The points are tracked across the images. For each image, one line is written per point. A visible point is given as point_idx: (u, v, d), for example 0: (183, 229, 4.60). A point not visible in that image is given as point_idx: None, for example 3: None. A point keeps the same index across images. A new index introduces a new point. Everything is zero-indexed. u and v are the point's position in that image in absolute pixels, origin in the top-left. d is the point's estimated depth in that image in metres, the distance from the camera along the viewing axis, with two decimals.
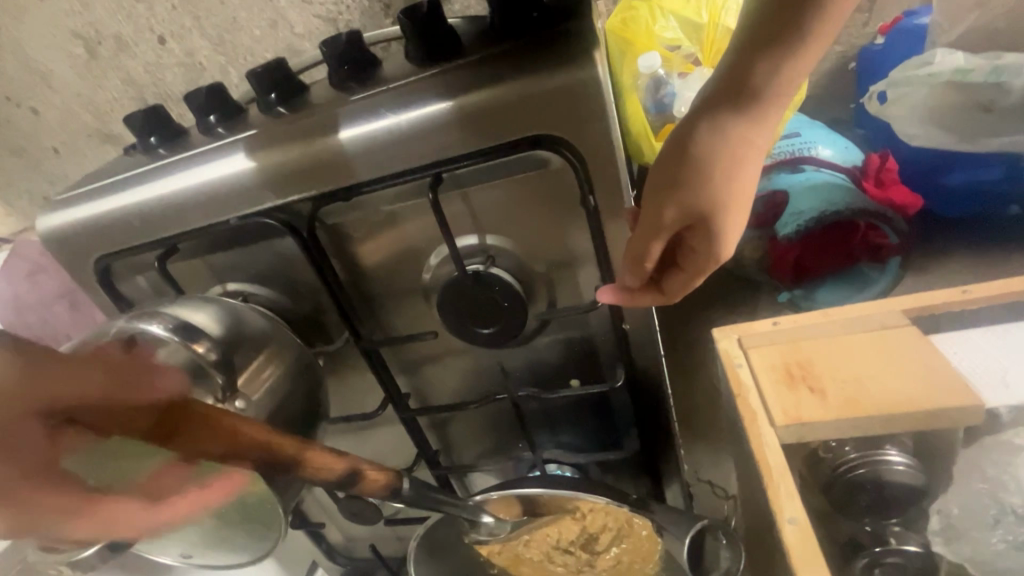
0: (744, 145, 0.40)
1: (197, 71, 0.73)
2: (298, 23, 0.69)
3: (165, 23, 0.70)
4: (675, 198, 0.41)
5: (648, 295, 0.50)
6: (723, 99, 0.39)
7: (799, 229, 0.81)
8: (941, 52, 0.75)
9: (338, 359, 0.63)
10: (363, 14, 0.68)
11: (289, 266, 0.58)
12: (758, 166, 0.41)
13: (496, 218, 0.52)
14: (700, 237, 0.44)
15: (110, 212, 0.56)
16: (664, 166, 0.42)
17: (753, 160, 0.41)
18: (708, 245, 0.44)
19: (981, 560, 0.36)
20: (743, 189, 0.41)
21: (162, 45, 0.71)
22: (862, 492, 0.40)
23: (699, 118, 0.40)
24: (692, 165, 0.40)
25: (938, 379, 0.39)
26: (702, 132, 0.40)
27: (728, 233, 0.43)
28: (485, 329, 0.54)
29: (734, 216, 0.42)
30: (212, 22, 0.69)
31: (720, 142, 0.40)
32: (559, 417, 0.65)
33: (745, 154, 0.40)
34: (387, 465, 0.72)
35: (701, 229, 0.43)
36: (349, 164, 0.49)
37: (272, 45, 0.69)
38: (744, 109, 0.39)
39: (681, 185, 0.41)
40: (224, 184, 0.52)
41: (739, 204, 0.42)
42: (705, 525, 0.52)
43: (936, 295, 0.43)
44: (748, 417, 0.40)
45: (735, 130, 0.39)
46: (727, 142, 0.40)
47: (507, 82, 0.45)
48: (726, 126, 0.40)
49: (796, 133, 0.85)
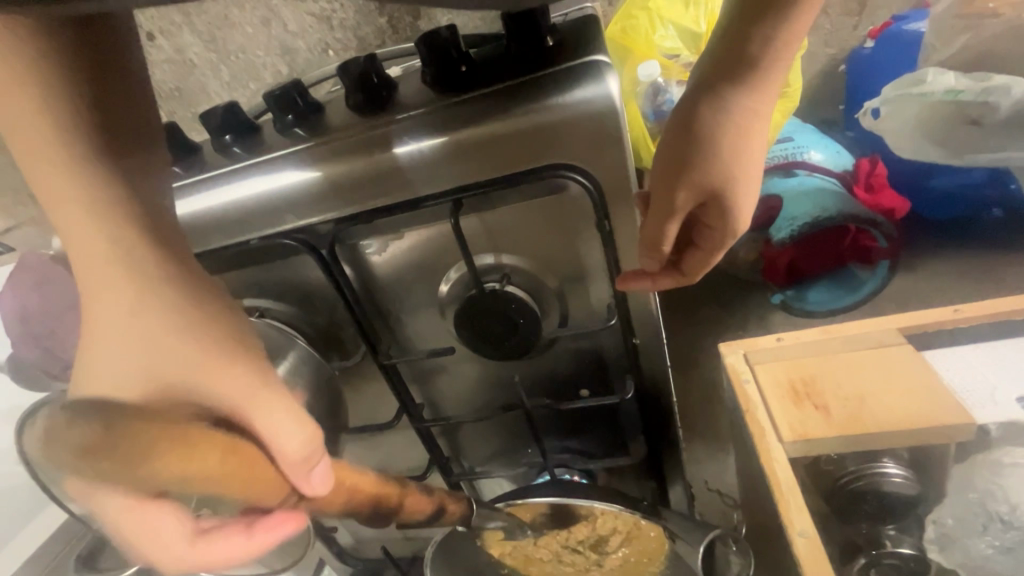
0: (746, 118, 0.43)
1: (186, 68, 0.79)
2: (292, 21, 0.77)
3: (155, 20, 0.76)
4: (687, 178, 0.44)
5: (668, 277, 0.51)
6: (721, 78, 0.42)
7: (791, 234, 0.96)
8: (936, 71, 0.77)
9: (353, 372, 0.64)
10: (355, 12, 0.77)
11: (306, 283, 0.59)
12: (761, 137, 0.44)
13: (513, 239, 0.54)
14: (715, 213, 0.47)
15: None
16: (672, 149, 0.44)
17: (756, 131, 0.44)
18: (722, 218, 0.47)
19: (971, 563, 0.40)
20: (749, 160, 0.44)
21: (151, 42, 0.77)
22: (863, 502, 0.43)
23: (700, 100, 0.43)
24: (700, 144, 0.43)
25: (934, 401, 0.42)
26: (705, 112, 0.43)
27: (741, 205, 0.46)
28: (502, 346, 0.56)
29: (744, 189, 0.45)
30: (202, 19, 0.76)
31: (724, 118, 0.43)
32: (569, 424, 0.67)
33: (747, 127, 0.43)
34: (401, 470, 0.73)
35: (714, 204, 0.46)
36: (370, 188, 0.51)
37: (264, 42, 0.78)
38: (742, 83, 0.42)
39: (692, 165, 0.44)
40: (244, 206, 0.53)
41: (747, 175, 0.45)
42: (717, 534, 0.55)
43: (928, 316, 0.46)
44: (757, 432, 0.43)
45: (736, 105, 0.42)
46: (730, 117, 0.43)
47: (525, 111, 0.47)
48: (727, 103, 0.42)
49: (791, 138, 0.99)
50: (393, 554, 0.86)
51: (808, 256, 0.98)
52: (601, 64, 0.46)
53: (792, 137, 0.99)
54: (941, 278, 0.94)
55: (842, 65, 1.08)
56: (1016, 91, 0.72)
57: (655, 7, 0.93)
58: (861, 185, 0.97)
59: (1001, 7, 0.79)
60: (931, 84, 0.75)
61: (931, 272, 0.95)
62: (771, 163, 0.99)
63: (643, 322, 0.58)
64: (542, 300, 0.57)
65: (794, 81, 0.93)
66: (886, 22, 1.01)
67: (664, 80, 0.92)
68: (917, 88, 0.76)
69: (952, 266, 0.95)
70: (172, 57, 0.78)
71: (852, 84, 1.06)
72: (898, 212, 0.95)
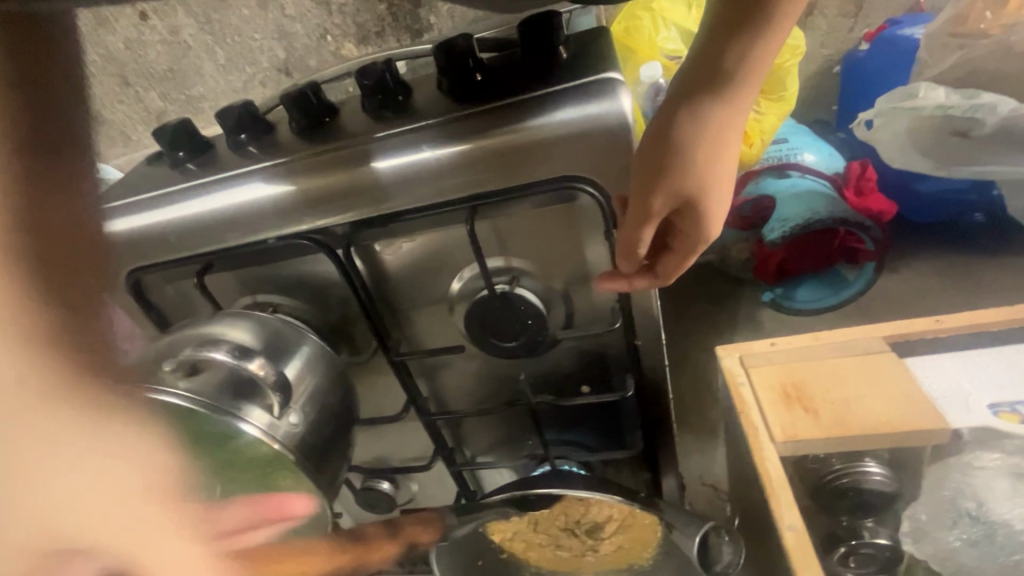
0: (720, 130, 0.44)
1: (181, 49, 0.79)
2: (289, 4, 0.77)
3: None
4: (662, 185, 0.46)
5: (644, 279, 0.54)
6: (699, 90, 0.44)
7: (784, 234, 0.98)
8: (926, 86, 0.79)
9: (362, 365, 0.66)
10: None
11: (321, 280, 0.61)
12: (734, 148, 0.46)
13: (523, 243, 0.56)
14: (689, 220, 0.48)
15: (141, 227, 0.57)
16: (650, 157, 0.46)
17: (729, 143, 0.45)
18: (695, 226, 0.48)
19: (940, 554, 0.44)
20: (721, 170, 0.46)
21: (144, 22, 0.76)
22: (846, 497, 0.46)
23: (678, 109, 0.45)
24: (676, 153, 0.45)
25: (915, 404, 0.45)
26: (681, 122, 0.44)
27: (714, 213, 0.48)
28: (509, 344, 0.59)
29: (716, 197, 0.47)
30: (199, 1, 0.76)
31: (699, 129, 0.44)
32: (570, 416, 0.70)
33: (720, 138, 0.45)
34: (405, 459, 0.76)
35: (688, 211, 0.48)
36: (386, 192, 0.52)
37: (262, 25, 0.78)
38: (717, 94, 0.44)
39: (667, 173, 0.45)
40: (262, 207, 0.54)
41: (720, 184, 0.46)
42: (710, 526, 0.59)
43: (913, 325, 0.50)
44: (752, 435, 0.46)
45: (711, 117, 0.44)
46: (706, 128, 0.44)
47: (538, 124, 0.49)
48: (703, 114, 0.44)
49: (785, 141, 1.03)
50: None
51: (797, 256, 1.01)
52: (613, 80, 0.48)
53: (786, 140, 1.04)
54: (923, 277, 0.98)
55: (837, 66, 1.11)
56: (1003, 108, 0.74)
57: (657, 10, 0.96)
58: (851, 187, 0.99)
59: (992, 28, 0.82)
60: (922, 99, 0.78)
61: (915, 274, 0.99)
62: (765, 165, 1.02)
63: (644, 324, 0.60)
64: (549, 302, 0.59)
65: (791, 86, 0.95)
66: (881, 25, 1.03)
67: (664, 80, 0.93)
68: (908, 103, 0.79)
69: (935, 268, 0.98)
70: (166, 38, 0.78)
71: (848, 83, 1.09)
72: (884, 215, 0.97)
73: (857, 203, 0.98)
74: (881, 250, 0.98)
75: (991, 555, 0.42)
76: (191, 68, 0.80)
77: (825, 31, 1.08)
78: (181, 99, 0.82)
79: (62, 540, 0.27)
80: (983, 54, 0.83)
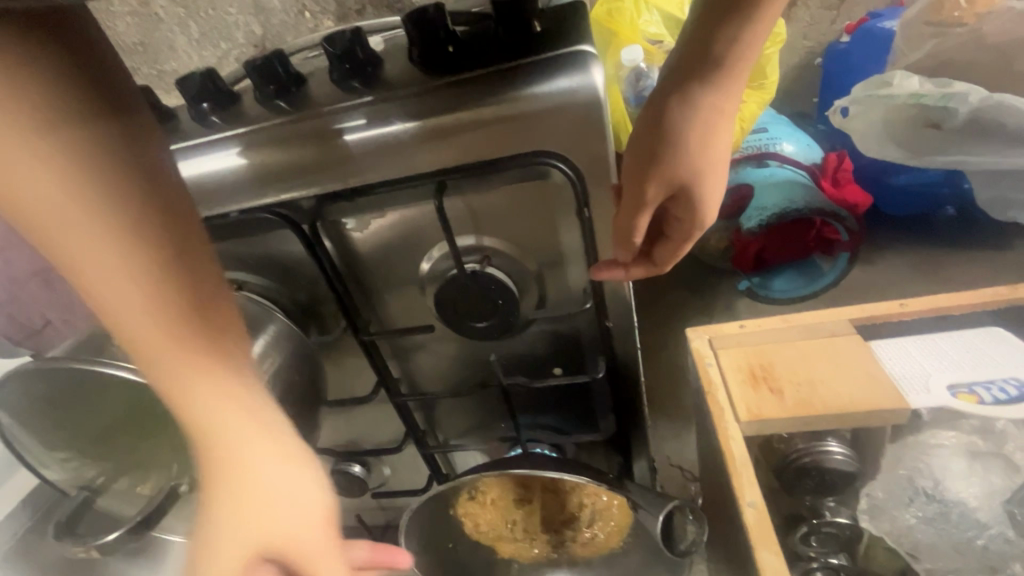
0: (713, 117, 0.44)
1: (152, 22, 0.76)
2: None
3: None
4: (657, 173, 0.46)
5: (640, 267, 0.54)
6: (689, 78, 0.43)
7: (760, 223, 1.00)
8: (901, 75, 0.80)
9: (331, 346, 0.65)
10: None
11: (288, 257, 0.59)
12: (727, 133, 0.46)
13: (494, 221, 0.55)
14: (683, 207, 0.49)
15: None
16: (644, 146, 0.46)
17: (721, 129, 0.45)
18: (690, 211, 0.49)
19: (896, 531, 0.45)
20: (715, 156, 0.46)
21: None
22: (808, 477, 0.47)
23: (669, 98, 0.44)
24: (669, 142, 0.45)
25: (876, 385, 0.45)
26: (674, 111, 0.44)
27: (709, 197, 0.48)
28: (479, 324, 0.58)
29: (711, 182, 0.47)
30: None
31: (692, 117, 0.44)
32: (542, 400, 0.70)
33: (714, 126, 0.45)
34: (375, 442, 0.75)
35: (684, 197, 0.48)
36: (355, 165, 0.51)
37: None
38: (708, 80, 0.43)
39: (661, 161, 0.46)
40: (223, 178, 0.52)
41: (714, 170, 0.47)
42: (675, 505, 0.59)
43: (879, 309, 0.50)
44: (716, 413, 0.46)
45: (703, 103, 0.44)
46: (698, 116, 0.44)
47: (509, 96, 0.47)
48: (695, 103, 0.44)
49: (765, 129, 1.04)
50: (367, 523, 0.88)
51: (774, 246, 1.02)
52: (587, 54, 0.47)
53: (766, 128, 1.04)
54: (895, 268, 0.99)
55: (819, 58, 1.11)
56: (973, 97, 0.75)
57: None
58: (829, 179, 1.01)
59: (966, 17, 0.83)
60: (897, 87, 0.78)
61: (886, 265, 1.00)
62: (743, 154, 1.01)
63: (617, 306, 0.60)
64: (521, 283, 0.58)
65: (772, 74, 0.95)
66: (863, 17, 1.04)
67: (646, 65, 0.93)
68: (883, 91, 0.79)
69: (908, 259, 0.99)
70: (136, 9, 0.75)
71: (828, 76, 1.09)
72: (860, 208, 0.99)
73: (833, 193, 0.99)
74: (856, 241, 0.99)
75: (947, 532, 0.43)
76: (163, 42, 0.78)
77: (808, 22, 1.07)
78: (152, 74, 0.80)
79: (280, 542, 0.36)
80: (956, 45, 0.84)
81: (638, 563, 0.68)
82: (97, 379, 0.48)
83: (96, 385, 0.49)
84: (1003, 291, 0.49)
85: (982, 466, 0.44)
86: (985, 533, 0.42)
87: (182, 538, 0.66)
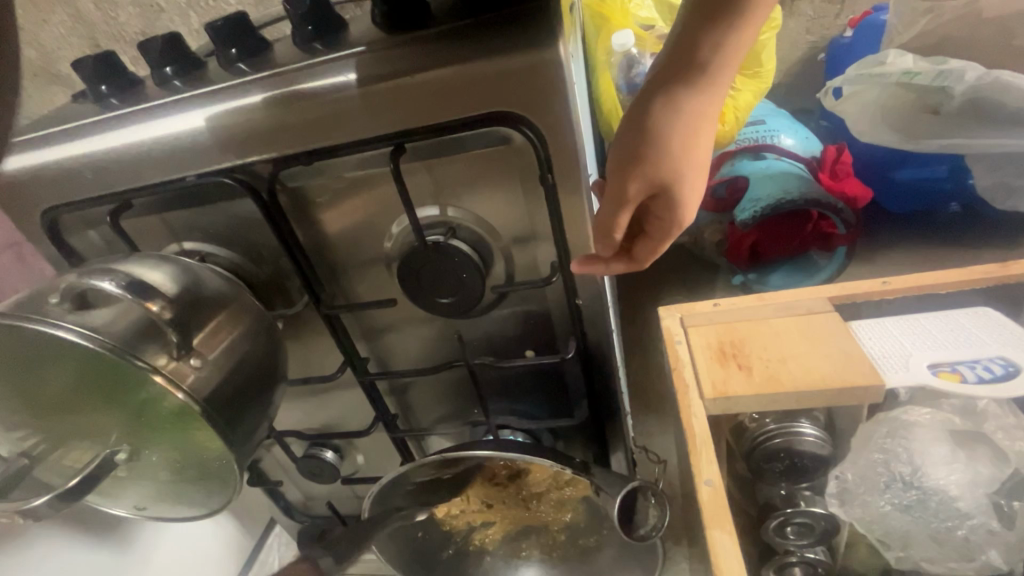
0: (696, 119, 0.41)
1: None
2: None
3: None
4: (639, 170, 0.43)
5: (619, 264, 0.51)
6: (676, 76, 0.41)
7: (754, 216, 0.93)
8: (896, 54, 0.81)
9: (298, 322, 0.63)
10: None
11: (250, 229, 0.57)
12: (710, 137, 0.43)
13: (458, 192, 0.53)
14: (662, 207, 0.46)
15: (34, 166, 0.54)
16: (626, 142, 0.43)
17: (705, 132, 0.42)
18: (670, 210, 0.45)
19: (868, 517, 0.42)
20: (697, 157, 0.43)
21: None
22: (777, 460, 0.45)
23: (654, 96, 0.42)
24: (653, 139, 0.42)
25: (850, 361, 0.42)
26: (658, 111, 0.41)
27: (689, 200, 0.45)
28: (443, 299, 0.55)
29: (693, 184, 0.44)
30: None
31: (675, 117, 0.41)
32: (513, 385, 0.68)
33: (698, 129, 0.42)
34: (346, 426, 0.73)
35: (665, 197, 0.45)
36: (318, 126, 0.49)
37: None
38: (693, 82, 0.41)
39: (644, 159, 0.42)
40: (16, 178, 0.54)
41: (696, 172, 0.44)
42: (636, 487, 0.57)
43: (862, 287, 0.48)
44: (681, 390, 0.44)
45: (687, 104, 0.41)
46: (682, 116, 0.41)
47: (472, 59, 0.46)
48: (678, 102, 0.41)
49: (762, 121, 1.01)
50: (340, 511, 0.86)
51: (771, 239, 0.97)
52: (554, 16, 0.46)
53: (763, 121, 1.01)
54: (892, 261, 0.95)
55: (821, 54, 1.08)
56: (971, 76, 0.74)
57: None
58: (827, 172, 0.97)
59: None
60: (890, 66, 0.79)
61: (885, 257, 0.96)
62: (741, 146, 0.99)
63: (586, 284, 0.57)
64: (487, 258, 0.56)
65: (766, 62, 0.92)
66: (866, 11, 1.01)
67: (637, 50, 0.90)
68: (875, 70, 0.79)
69: (911, 252, 0.95)
70: None
71: (831, 69, 1.05)
72: (860, 201, 0.93)
73: (832, 185, 0.95)
74: (854, 234, 0.93)
75: (922, 519, 0.41)
76: None
77: (810, 16, 1.05)
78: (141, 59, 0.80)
79: None
80: (955, 22, 0.83)
81: (610, 557, 0.68)
82: (28, 344, 0.43)
83: (31, 353, 0.44)
84: (992, 268, 0.46)
85: (968, 454, 0.42)
86: (966, 524, 0.40)
87: (127, 514, 0.58)
